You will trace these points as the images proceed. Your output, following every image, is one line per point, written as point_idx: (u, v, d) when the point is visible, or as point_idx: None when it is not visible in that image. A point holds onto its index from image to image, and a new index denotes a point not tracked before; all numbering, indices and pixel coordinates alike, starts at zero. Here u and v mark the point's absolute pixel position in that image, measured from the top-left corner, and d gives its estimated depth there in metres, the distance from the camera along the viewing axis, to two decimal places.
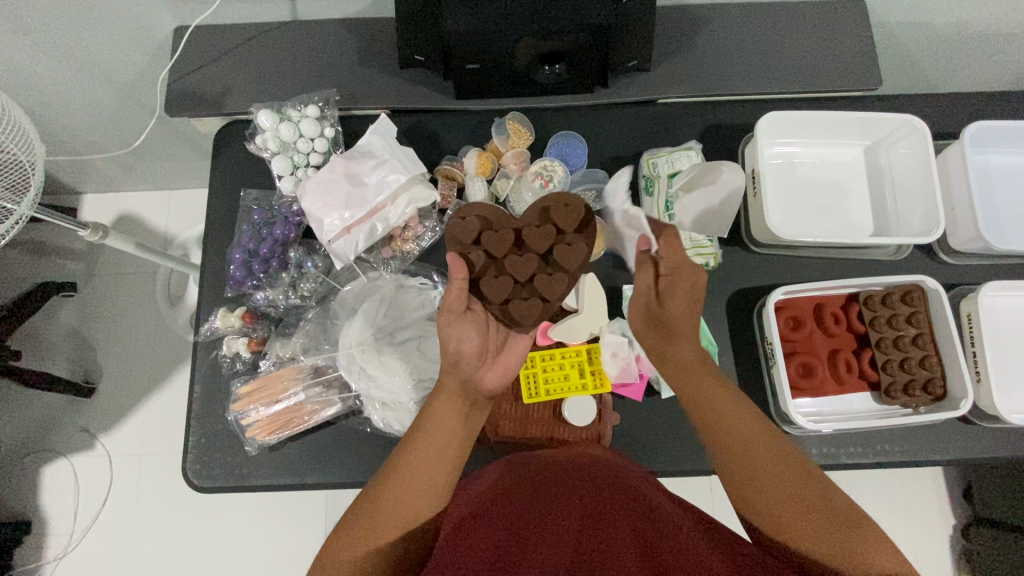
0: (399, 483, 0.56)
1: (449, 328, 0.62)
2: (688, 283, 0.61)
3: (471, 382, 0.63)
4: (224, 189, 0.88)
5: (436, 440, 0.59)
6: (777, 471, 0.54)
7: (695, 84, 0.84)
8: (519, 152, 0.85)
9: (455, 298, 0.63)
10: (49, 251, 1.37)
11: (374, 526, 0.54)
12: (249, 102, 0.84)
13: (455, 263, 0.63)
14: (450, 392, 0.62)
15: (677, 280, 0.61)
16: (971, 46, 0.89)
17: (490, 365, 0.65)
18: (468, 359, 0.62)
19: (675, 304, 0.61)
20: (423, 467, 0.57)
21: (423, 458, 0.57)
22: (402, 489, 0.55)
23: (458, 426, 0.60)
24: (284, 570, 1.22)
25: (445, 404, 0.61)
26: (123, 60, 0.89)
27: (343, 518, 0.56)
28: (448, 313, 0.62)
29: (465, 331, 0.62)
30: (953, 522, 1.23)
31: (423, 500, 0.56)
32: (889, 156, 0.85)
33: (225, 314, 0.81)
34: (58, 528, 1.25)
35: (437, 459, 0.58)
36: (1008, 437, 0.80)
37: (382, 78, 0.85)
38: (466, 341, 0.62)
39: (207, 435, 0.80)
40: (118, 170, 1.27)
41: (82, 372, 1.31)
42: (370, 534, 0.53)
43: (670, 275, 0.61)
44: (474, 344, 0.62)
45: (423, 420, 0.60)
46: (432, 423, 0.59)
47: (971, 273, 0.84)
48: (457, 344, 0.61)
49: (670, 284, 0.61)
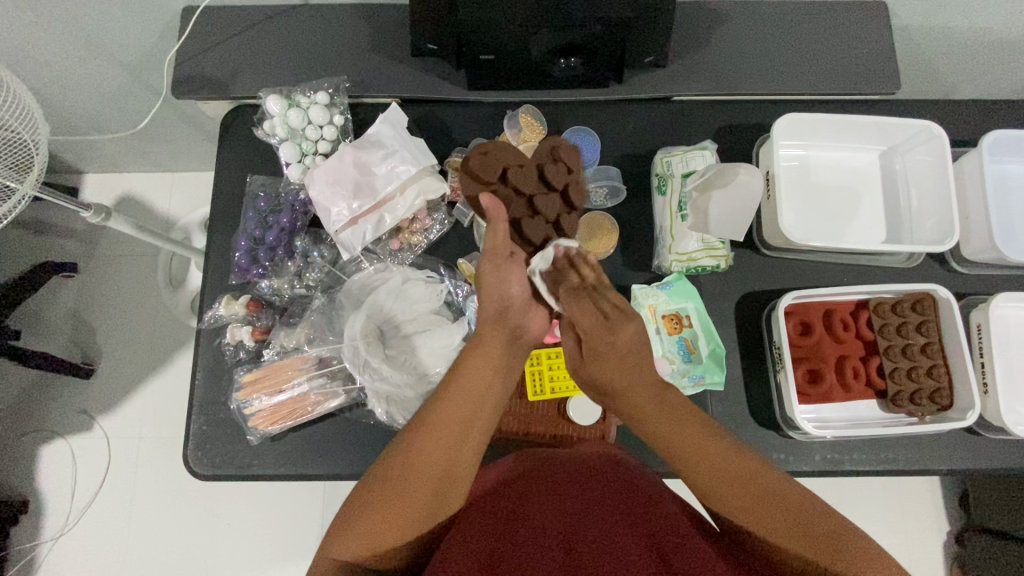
0: (427, 452, 0.53)
1: (493, 272, 0.60)
2: (609, 339, 0.56)
3: (519, 332, 0.60)
4: (231, 175, 0.87)
5: (467, 400, 0.56)
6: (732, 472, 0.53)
7: (712, 82, 0.83)
8: (530, 146, 0.82)
9: (497, 240, 0.60)
10: (49, 231, 1.35)
11: (406, 495, 0.52)
12: (258, 87, 0.83)
13: (492, 205, 0.61)
14: (490, 340, 0.58)
15: (592, 340, 0.57)
16: (991, 53, 0.88)
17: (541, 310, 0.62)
18: (517, 305, 0.60)
19: (606, 368, 0.57)
20: (453, 434, 0.54)
21: (456, 424, 0.55)
22: (433, 461, 0.53)
23: (492, 385, 0.57)
24: (280, 556, 1.22)
25: (480, 362, 0.57)
26: (129, 39, 0.87)
27: (364, 486, 0.54)
28: (494, 257, 0.60)
29: (512, 274, 0.60)
30: (948, 529, 1.23)
31: (453, 469, 0.54)
32: (905, 161, 0.84)
33: (229, 301, 0.81)
34: (55, 509, 1.25)
35: (470, 420, 0.55)
36: (1012, 448, 0.80)
37: (394, 66, 0.83)
38: (513, 286, 0.59)
39: (210, 423, 0.79)
40: (120, 151, 1.26)
41: (82, 353, 1.31)
42: (401, 508, 0.52)
43: (585, 338, 0.57)
44: (523, 287, 0.60)
45: (455, 379, 0.57)
46: (463, 385, 0.56)
47: (982, 283, 0.84)
48: (502, 291, 0.59)
49: (593, 347, 0.57)
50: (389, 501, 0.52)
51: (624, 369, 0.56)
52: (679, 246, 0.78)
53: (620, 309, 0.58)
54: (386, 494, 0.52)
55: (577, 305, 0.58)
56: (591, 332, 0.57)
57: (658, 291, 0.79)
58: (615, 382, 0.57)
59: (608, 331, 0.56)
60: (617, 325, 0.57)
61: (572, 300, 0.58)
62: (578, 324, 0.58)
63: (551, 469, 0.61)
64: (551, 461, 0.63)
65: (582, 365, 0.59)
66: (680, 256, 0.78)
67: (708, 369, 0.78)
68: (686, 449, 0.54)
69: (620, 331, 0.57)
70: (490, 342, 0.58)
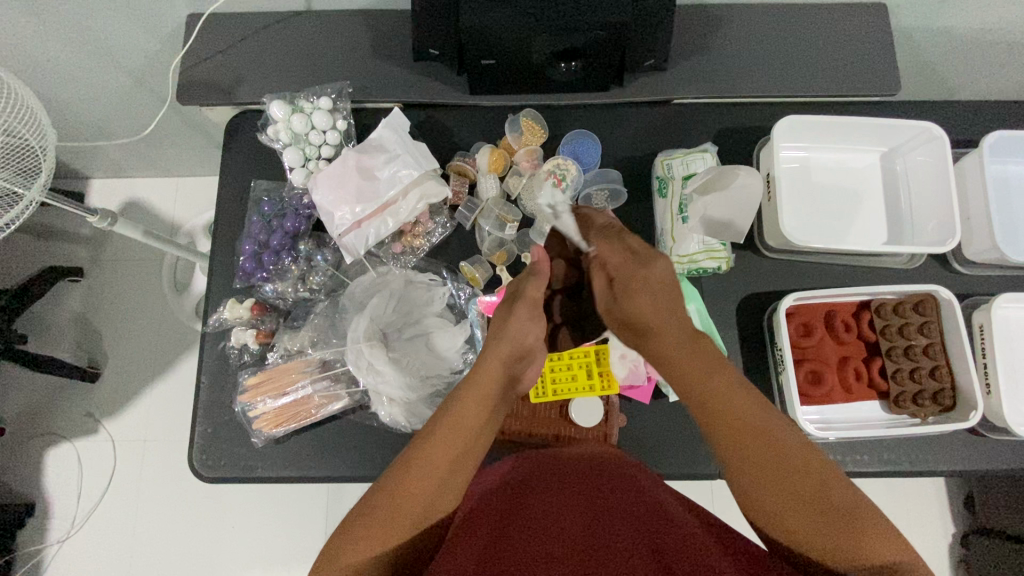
0: (420, 476, 0.53)
1: (524, 319, 0.62)
2: (642, 270, 0.57)
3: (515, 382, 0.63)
4: (236, 179, 0.87)
5: (462, 427, 0.56)
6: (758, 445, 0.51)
7: (712, 84, 0.83)
8: (531, 150, 0.85)
9: (538, 291, 0.64)
10: (55, 236, 1.37)
11: (398, 517, 0.51)
12: (262, 92, 0.84)
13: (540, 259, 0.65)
14: (486, 380, 0.59)
15: (624, 276, 0.58)
16: (992, 54, 0.88)
17: (535, 368, 0.66)
18: (529, 355, 0.63)
19: (637, 299, 0.56)
20: (439, 467, 0.54)
21: (442, 457, 0.54)
22: (418, 492, 0.53)
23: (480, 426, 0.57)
24: (284, 559, 1.22)
25: (472, 399, 0.58)
26: (135, 46, 0.88)
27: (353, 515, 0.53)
28: (531, 306, 0.63)
29: (535, 328, 0.63)
30: (953, 531, 1.22)
31: (441, 496, 0.54)
32: (905, 162, 0.84)
33: (234, 304, 0.81)
34: (60, 512, 1.25)
35: (457, 458, 0.55)
36: (1016, 449, 0.80)
37: (396, 71, 0.84)
38: (532, 340, 0.62)
39: (215, 425, 0.80)
40: (126, 156, 1.27)
41: (87, 357, 1.32)
42: (381, 538, 0.50)
43: (619, 275, 0.58)
44: (537, 340, 0.63)
45: (448, 413, 0.57)
46: (454, 423, 0.56)
47: (984, 283, 0.84)
48: (523, 337, 0.61)
49: (624, 282, 0.57)
50: (383, 517, 0.51)
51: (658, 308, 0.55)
52: (680, 248, 0.78)
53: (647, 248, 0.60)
54: (379, 513, 0.51)
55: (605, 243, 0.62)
56: (625, 267, 0.58)
57: None
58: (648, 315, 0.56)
59: (639, 262, 0.58)
60: (644, 261, 0.58)
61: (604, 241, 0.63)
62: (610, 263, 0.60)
63: (547, 469, 0.62)
64: (547, 460, 0.64)
65: (613, 305, 0.59)
66: (680, 259, 0.78)
67: None
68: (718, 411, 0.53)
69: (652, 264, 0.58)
70: (486, 377, 0.59)
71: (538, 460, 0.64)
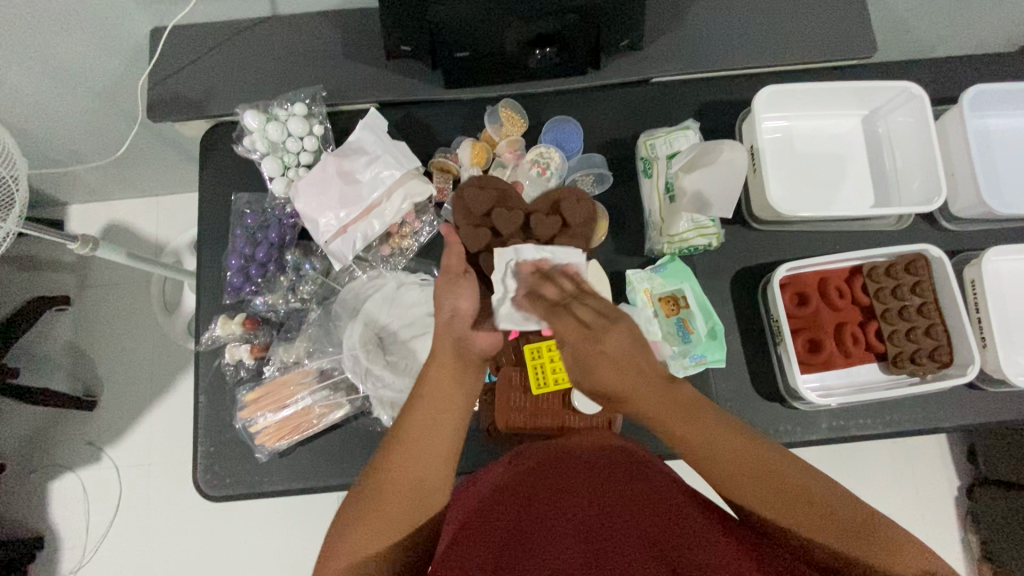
0: (399, 462, 0.54)
1: (447, 290, 0.63)
2: (598, 345, 0.56)
3: (465, 343, 0.60)
4: (216, 194, 0.86)
5: (436, 408, 0.57)
6: (760, 469, 0.52)
7: (688, 61, 0.83)
8: (513, 141, 0.84)
9: (455, 262, 0.64)
10: (38, 265, 1.34)
11: (386, 507, 0.52)
12: (234, 103, 0.82)
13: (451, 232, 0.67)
14: (441, 356, 0.59)
15: (580, 350, 0.57)
16: (964, 8, 0.88)
17: (485, 331, 0.62)
18: (463, 320, 0.61)
19: (603, 374, 0.56)
20: (420, 447, 0.55)
21: (419, 435, 0.55)
22: (403, 476, 0.53)
23: (450, 400, 0.57)
24: (300, 568, 1.22)
25: (437, 374, 0.58)
26: (100, 65, 0.86)
27: (345, 509, 0.54)
28: (449, 275, 0.64)
29: (464, 293, 0.62)
30: (958, 484, 1.24)
31: (426, 484, 0.54)
32: (887, 124, 0.84)
33: (225, 322, 0.81)
34: (72, 543, 1.24)
35: (433, 432, 0.56)
36: (1014, 398, 0.81)
37: (369, 71, 0.83)
38: (463, 306, 0.62)
39: (219, 443, 0.79)
40: (102, 179, 1.25)
41: (83, 385, 1.30)
42: (373, 530, 0.51)
43: (573, 351, 0.58)
44: (471, 304, 0.62)
45: (416, 395, 0.58)
46: (425, 399, 0.57)
47: (971, 238, 0.85)
48: (452, 306, 0.61)
49: (582, 355, 0.57)
50: (371, 512, 0.52)
51: (622, 373, 0.56)
52: (670, 229, 0.77)
53: (602, 318, 0.58)
54: (366, 508, 0.52)
55: (563, 323, 0.59)
56: (579, 337, 0.57)
57: (654, 275, 0.80)
58: (614, 386, 0.56)
59: (593, 339, 0.56)
60: (601, 333, 0.56)
61: (553, 318, 0.60)
62: (572, 342, 0.58)
63: (547, 466, 0.60)
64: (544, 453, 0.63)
65: (583, 377, 0.58)
66: (671, 239, 0.78)
67: (708, 348, 0.78)
68: (709, 442, 0.54)
69: (611, 334, 0.56)
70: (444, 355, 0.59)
71: (536, 454, 0.63)
